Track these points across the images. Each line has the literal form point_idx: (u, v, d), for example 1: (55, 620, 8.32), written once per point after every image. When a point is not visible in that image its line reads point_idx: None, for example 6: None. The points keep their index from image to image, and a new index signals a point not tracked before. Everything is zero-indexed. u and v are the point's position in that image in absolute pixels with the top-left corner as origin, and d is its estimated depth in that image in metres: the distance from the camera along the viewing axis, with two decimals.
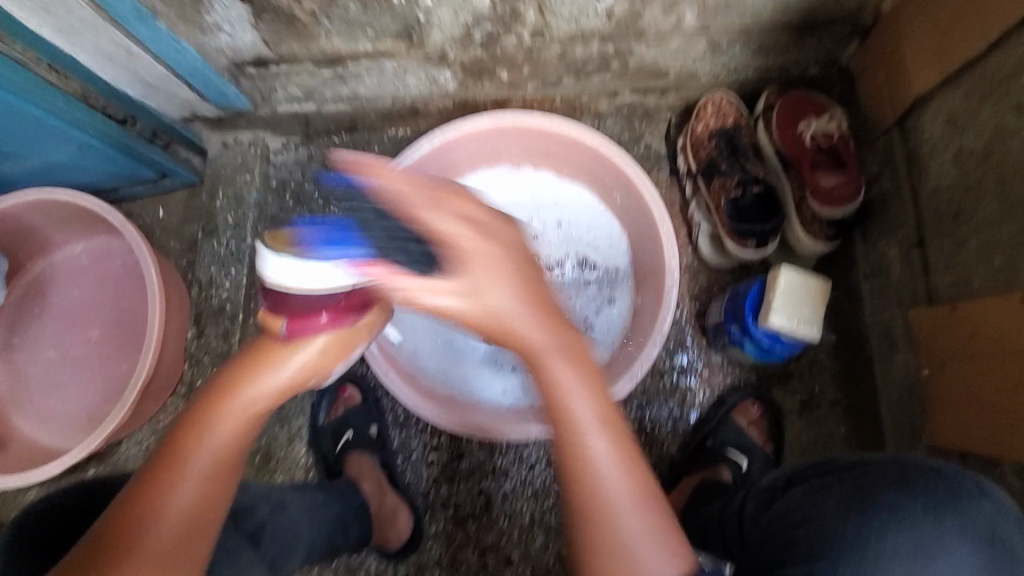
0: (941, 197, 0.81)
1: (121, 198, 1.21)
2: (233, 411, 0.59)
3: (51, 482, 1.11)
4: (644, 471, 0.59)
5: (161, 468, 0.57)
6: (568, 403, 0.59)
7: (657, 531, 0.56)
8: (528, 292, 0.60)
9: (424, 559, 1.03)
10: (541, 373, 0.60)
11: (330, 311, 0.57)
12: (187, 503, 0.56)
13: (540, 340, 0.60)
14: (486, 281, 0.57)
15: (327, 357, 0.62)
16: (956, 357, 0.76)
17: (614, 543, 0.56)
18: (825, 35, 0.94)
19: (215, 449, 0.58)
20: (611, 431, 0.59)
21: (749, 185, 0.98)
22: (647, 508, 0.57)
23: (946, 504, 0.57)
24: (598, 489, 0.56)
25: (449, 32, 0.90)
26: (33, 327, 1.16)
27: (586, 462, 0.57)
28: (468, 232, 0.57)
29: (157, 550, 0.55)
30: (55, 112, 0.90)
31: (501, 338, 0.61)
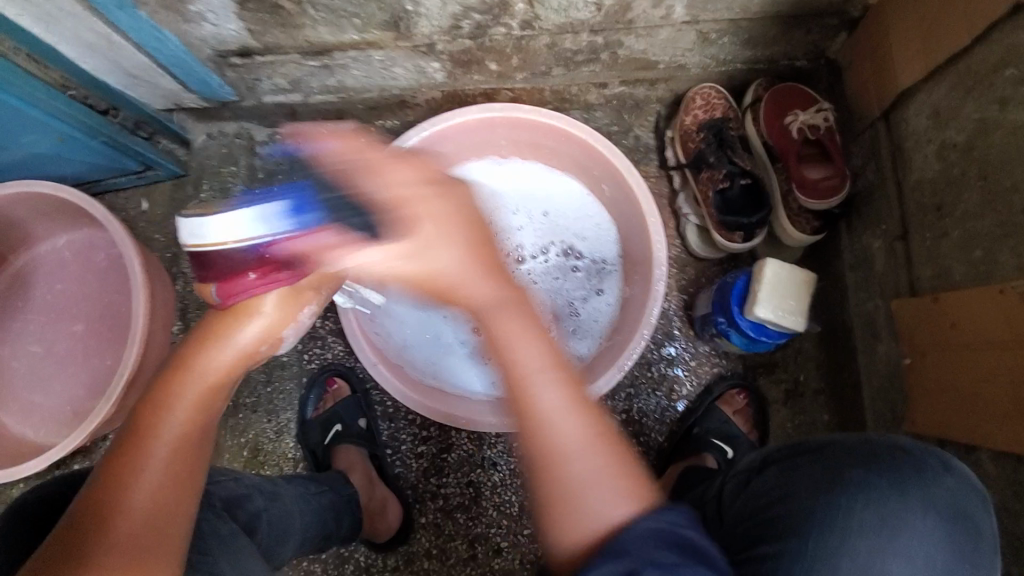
0: (924, 189, 0.82)
1: (104, 190, 1.19)
2: (192, 384, 0.60)
3: (37, 477, 1.10)
4: (596, 416, 0.60)
5: (119, 452, 0.57)
6: (513, 355, 0.60)
7: (612, 473, 0.56)
8: (472, 248, 0.63)
9: (414, 550, 1.04)
10: (494, 327, 0.62)
11: (257, 270, 0.56)
12: (155, 478, 0.56)
13: (478, 297, 0.63)
14: (438, 241, 0.61)
15: (277, 322, 0.62)
16: (937, 347, 0.78)
17: (567, 490, 0.56)
18: (813, 27, 0.95)
19: (179, 421, 0.59)
20: (562, 377, 0.60)
21: (737, 177, 0.98)
22: (600, 453, 0.57)
23: (910, 479, 0.59)
24: (546, 438, 0.57)
25: (437, 22, 0.90)
26: (16, 321, 1.14)
27: (531, 409, 0.59)
28: (418, 197, 0.61)
29: (133, 530, 0.54)
30: (34, 103, 0.88)
31: (446, 294, 0.64)
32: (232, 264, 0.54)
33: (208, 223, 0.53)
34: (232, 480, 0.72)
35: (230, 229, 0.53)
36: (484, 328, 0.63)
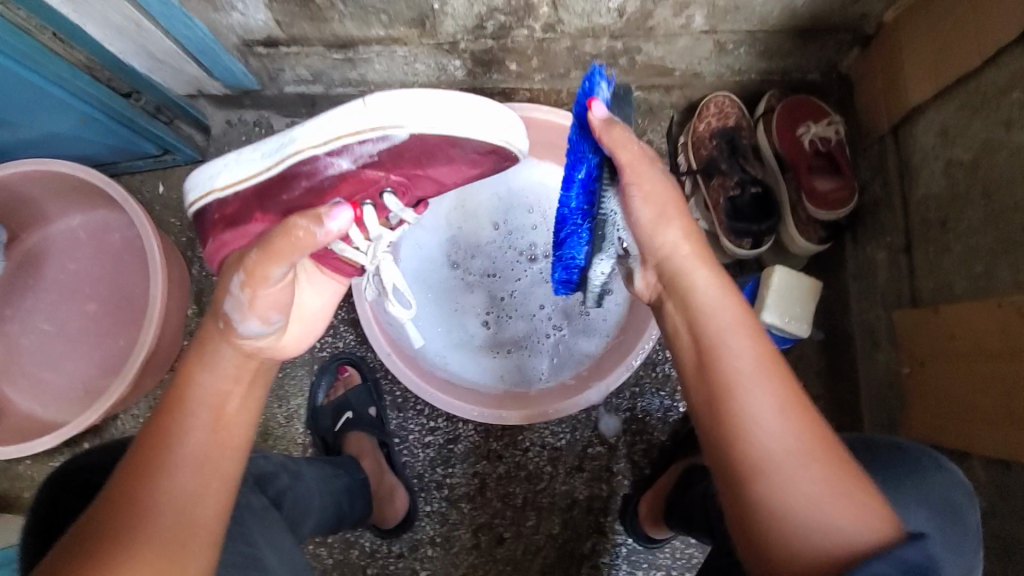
0: (930, 204, 0.85)
1: (121, 172, 1.20)
2: (206, 393, 0.61)
3: (46, 455, 1.12)
4: (807, 415, 0.55)
5: (150, 445, 0.57)
6: (725, 348, 0.59)
7: (827, 485, 0.52)
8: (694, 237, 0.64)
9: (419, 537, 1.06)
10: (691, 301, 0.62)
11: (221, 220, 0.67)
12: (185, 473, 0.57)
13: (703, 280, 0.62)
14: (664, 217, 0.63)
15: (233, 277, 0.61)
16: (935, 357, 0.81)
17: (778, 487, 0.52)
18: (827, 42, 0.97)
19: (203, 420, 0.60)
20: (772, 376, 0.57)
21: (748, 185, 1.01)
22: (817, 450, 0.53)
23: (903, 475, 0.63)
24: (768, 447, 0.54)
25: (462, 22, 0.92)
26: (29, 299, 1.15)
27: (740, 405, 0.56)
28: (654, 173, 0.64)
29: (166, 519, 0.55)
30: (57, 81, 0.90)
31: (673, 282, 0.64)
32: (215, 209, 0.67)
33: (207, 174, 0.68)
34: (260, 458, 0.75)
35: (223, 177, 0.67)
36: (688, 309, 0.63)
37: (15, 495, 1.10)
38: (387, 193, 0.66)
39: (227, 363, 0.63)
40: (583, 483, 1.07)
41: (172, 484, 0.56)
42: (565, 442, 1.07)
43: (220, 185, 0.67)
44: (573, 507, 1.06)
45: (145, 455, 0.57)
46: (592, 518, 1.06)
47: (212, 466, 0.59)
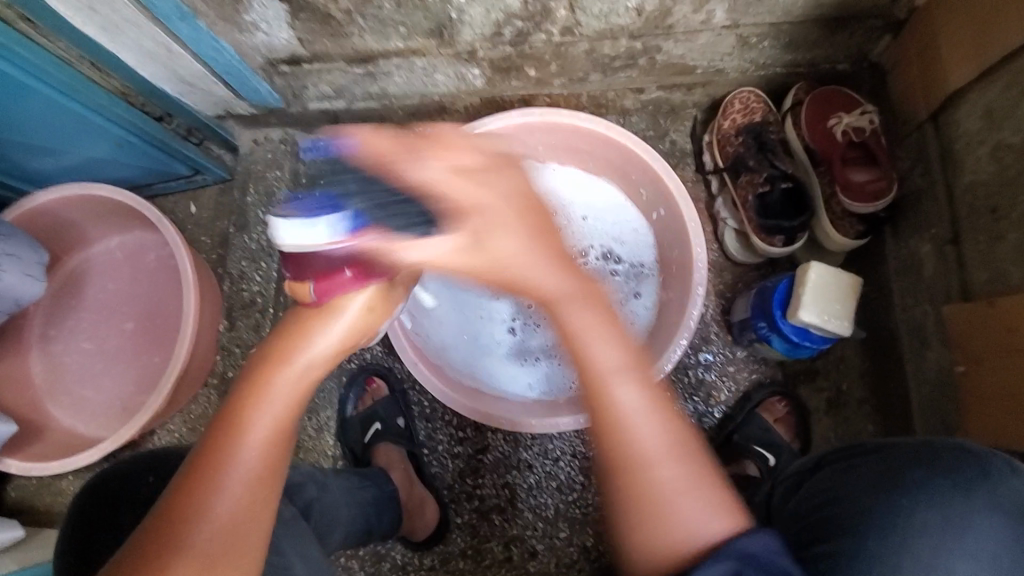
0: (980, 191, 0.80)
1: (155, 194, 1.24)
2: (288, 376, 0.56)
3: (86, 471, 1.14)
4: (681, 427, 0.56)
5: (202, 471, 0.54)
6: (587, 345, 0.57)
7: (698, 482, 0.54)
8: (538, 236, 0.59)
9: (449, 550, 1.04)
10: (557, 316, 0.59)
11: (353, 267, 0.53)
12: (229, 506, 0.53)
13: (553, 289, 0.59)
14: (495, 225, 0.57)
15: (372, 316, 0.59)
16: (993, 353, 0.76)
17: (654, 494, 0.53)
18: (856, 31, 0.94)
19: (255, 448, 0.55)
20: (657, 413, 0.56)
21: (778, 180, 0.98)
22: (685, 460, 0.55)
23: (975, 479, 0.58)
24: (635, 443, 0.54)
25: (480, 30, 0.92)
26: (70, 319, 1.19)
27: (614, 412, 0.55)
28: (478, 178, 0.58)
29: (206, 546, 0.52)
30: (97, 109, 0.94)
31: (512, 286, 0.60)
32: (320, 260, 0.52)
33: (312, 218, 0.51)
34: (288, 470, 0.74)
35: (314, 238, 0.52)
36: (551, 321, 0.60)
37: (57, 511, 1.13)
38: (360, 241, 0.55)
39: (297, 376, 0.57)
40: None
41: (213, 516, 0.53)
42: None
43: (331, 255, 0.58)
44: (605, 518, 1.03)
45: (196, 478, 0.53)
46: None
47: (254, 499, 0.55)
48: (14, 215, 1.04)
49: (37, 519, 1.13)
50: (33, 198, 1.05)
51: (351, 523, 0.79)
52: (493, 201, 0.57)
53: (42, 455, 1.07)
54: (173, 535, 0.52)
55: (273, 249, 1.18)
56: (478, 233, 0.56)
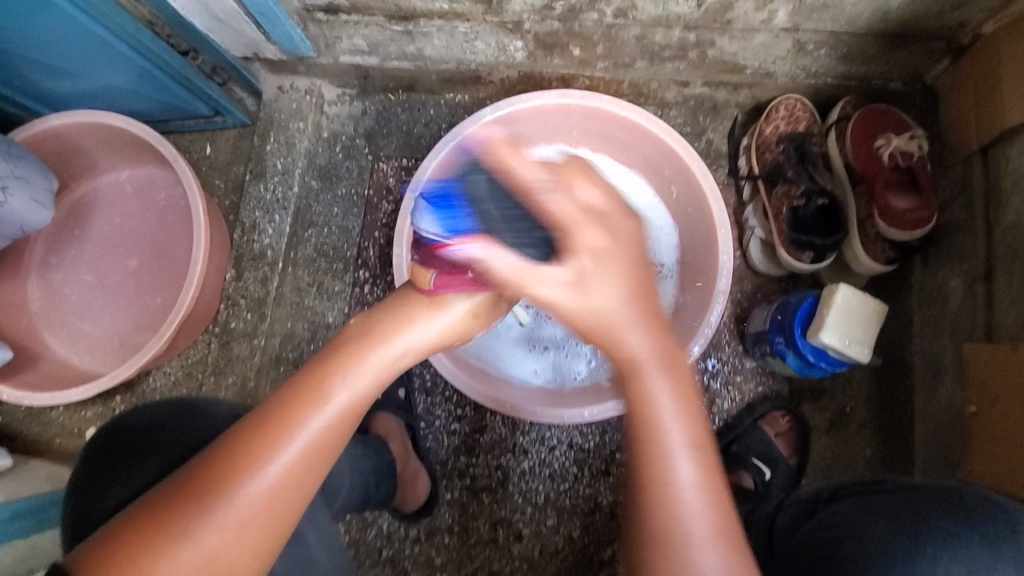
0: (1021, 233, 0.78)
1: (171, 130, 1.20)
2: (376, 359, 0.55)
3: (77, 404, 1.13)
4: (731, 513, 0.53)
5: (270, 419, 0.53)
6: (648, 395, 0.55)
7: (737, 573, 0.51)
8: (634, 292, 0.56)
9: (436, 524, 1.05)
10: (626, 367, 0.56)
11: (475, 269, 0.56)
12: (280, 472, 0.52)
13: (639, 352, 0.56)
14: (597, 273, 0.55)
15: (470, 322, 0.60)
16: (1008, 398, 0.76)
17: (688, 574, 0.50)
18: (917, 50, 0.91)
19: (322, 418, 0.53)
20: (708, 492, 0.53)
21: (814, 195, 0.96)
22: (728, 549, 0.52)
23: (1001, 533, 0.57)
24: (673, 516, 0.52)
25: (530, 1, 0.88)
26: (73, 249, 1.16)
27: (665, 488, 0.53)
28: (597, 227, 0.56)
29: (238, 510, 0.51)
30: (122, 36, 0.90)
31: (604, 344, 0.57)
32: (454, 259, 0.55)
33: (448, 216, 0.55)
34: None
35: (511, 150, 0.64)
36: (625, 384, 0.57)
37: (46, 441, 1.12)
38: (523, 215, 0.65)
39: (386, 365, 0.56)
40: (608, 488, 1.04)
41: (261, 476, 0.51)
42: (593, 444, 1.05)
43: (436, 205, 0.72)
44: (594, 511, 1.04)
45: (257, 431, 0.52)
46: (614, 525, 1.03)
47: (300, 476, 0.53)
48: (24, 134, 1.00)
49: (23, 447, 1.12)
50: (46, 120, 1.01)
51: (346, 492, 0.79)
52: (607, 247, 0.55)
53: (35, 384, 1.05)
54: (216, 484, 0.51)
55: (288, 202, 1.14)
56: (582, 276, 0.55)
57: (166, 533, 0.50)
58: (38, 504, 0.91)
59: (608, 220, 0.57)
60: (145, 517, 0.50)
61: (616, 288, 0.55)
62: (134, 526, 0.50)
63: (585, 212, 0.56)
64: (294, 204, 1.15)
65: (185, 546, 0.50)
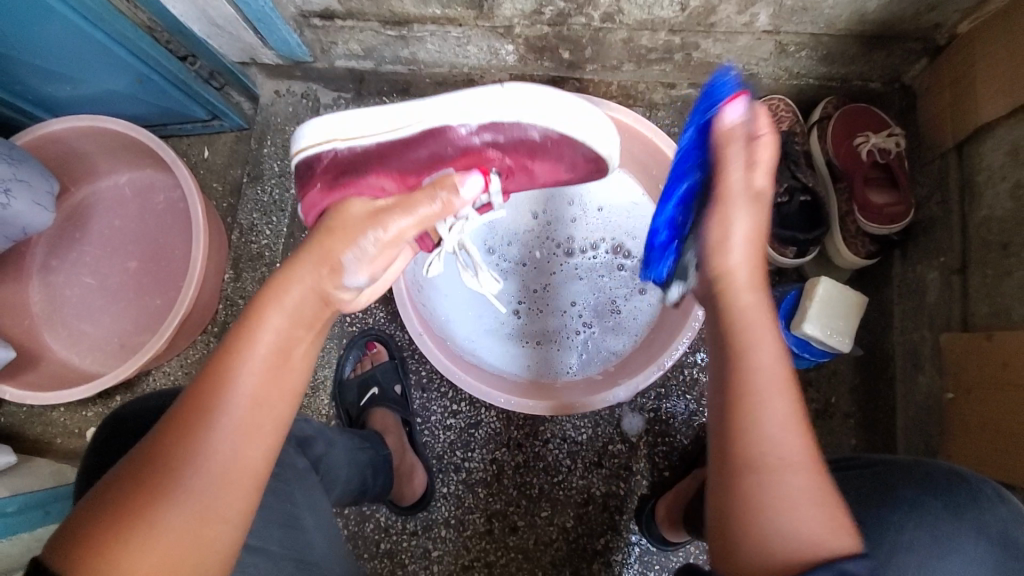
0: (993, 226, 0.82)
1: (169, 134, 1.22)
2: (273, 326, 0.57)
3: (78, 404, 1.14)
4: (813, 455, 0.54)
5: (192, 409, 0.52)
6: (752, 354, 0.56)
7: (812, 498, 0.51)
8: (755, 232, 0.58)
9: (433, 518, 1.07)
10: (734, 330, 0.57)
11: (328, 173, 0.66)
12: (223, 445, 0.52)
13: (765, 348, 0.55)
14: (738, 215, 0.58)
15: (355, 253, 0.61)
16: (984, 385, 0.79)
17: (768, 493, 0.52)
18: (894, 51, 0.94)
19: (263, 360, 0.56)
20: (791, 420, 0.54)
21: (796, 192, 0.97)
22: (811, 475, 0.52)
23: (964, 503, 0.61)
24: (756, 438, 0.53)
25: (520, 6, 0.90)
26: (72, 252, 1.18)
27: (757, 413, 0.54)
28: (756, 176, 0.58)
29: (190, 494, 0.50)
30: (121, 41, 0.92)
31: (711, 275, 0.59)
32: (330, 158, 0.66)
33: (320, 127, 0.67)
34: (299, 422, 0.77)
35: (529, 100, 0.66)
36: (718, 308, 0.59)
37: (47, 440, 1.14)
38: (495, 174, 0.68)
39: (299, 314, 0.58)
40: (601, 480, 1.06)
41: (225, 426, 0.53)
42: (586, 437, 1.07)
43: (314, 145, 0.67)
44: (588, 503, 1.06)
45: (207, 389, 0.53)
46: (606, 516, 1.06)
47: (264, 421, 0.55)
48: (23, 139, 1.02)
49: (25, 446, 1.13)
50: (45, 124, 1.03)
51: (343, 484, 0.81)
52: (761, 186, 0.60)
53: (36, 384, 1.07)
54: (181, 443, 0.51)
55: (286, 204, 1.17)
56: (730, 210, 0.58)
57: (145, 504, 0.49)
58: (41, 497, 0.92)
59: (762, 195, 0.59)
60: (111, 498, 0.49)
61: (745, 230, 0.58)
62: (103, 505, 0.49)
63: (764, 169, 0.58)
64: (291, 206, 1.17)
65: (170, 505, 0.50)
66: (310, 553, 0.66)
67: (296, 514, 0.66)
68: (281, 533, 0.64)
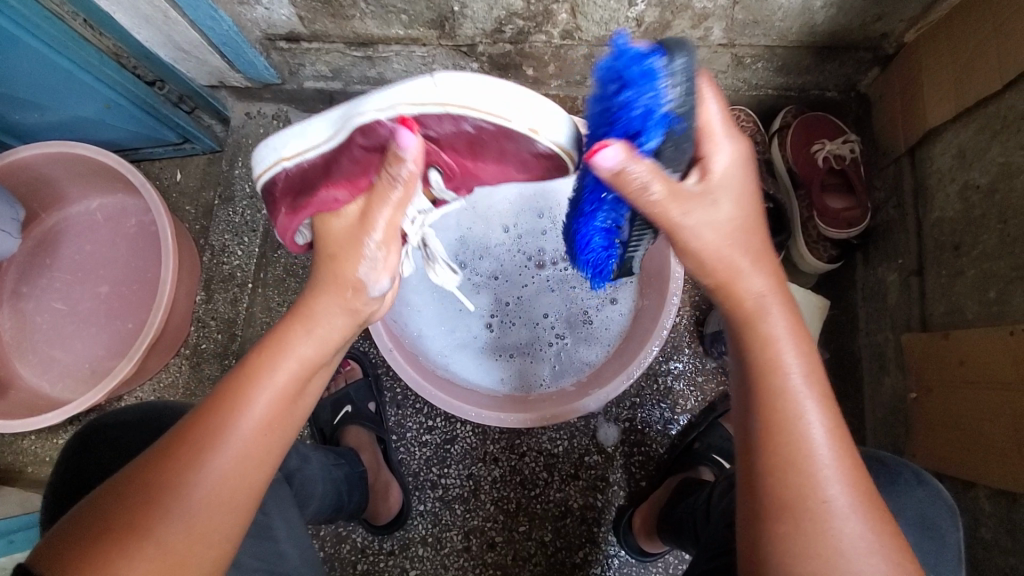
0: (944, 227, 0.84)
1: (141, 158, 1.22)
2: (304, 323, 0.57)
3: (49, 432, 1.13)
4: (871, 496, 0.50)
5: (222, 401, 0.53)
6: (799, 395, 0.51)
7: (870, 535, 0.48)
8: (749, 228, 0.56)
9: (410, 536, 1.06)
10: (772, 356, 0.53)
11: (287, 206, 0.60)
12: (244, 444, 0.52)
13: (795, 364, 0.52)
14: (707, 206, 0.54)
15: (348, 265, 0.59)
16: (944, 383, 0.80)
17: (814, 517, 0.48)
18: (847, 60, 0.97)
19: (297, 354, 0.56)
20: (843, 452, 0.51)
21: (759, 200, 0.99)
22: (862, 506, 0.49)
23: (882, 486, 0.65)
24: (810, 461, 0.49)
25: (481, 25, 0.92)
26: (43, 278, 1.17)
27: (802, 436, 0.50)
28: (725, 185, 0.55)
29: (205, 489, 0.50)
30: (87, 68, 0.93)
31: (722, 288, 0.56)
32: (282, 181, 0.58)
33: (268, 149, 0.57)
34: None
35: (466, 101, 0.51)
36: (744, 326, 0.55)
37: (18, 469, 1.12)
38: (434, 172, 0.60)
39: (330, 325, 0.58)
40: (578, 492, 1.06)
41: (239, 432, 0.52)
42: (562, 449, 1.07)
43: (265, 169, 0.58)
44: (565, 516, 1.05)
45: (224, 390, 0.54)
46: (585, 528, 1.05)
47: (276, 433, 0.55)
48: None
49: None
50: (13, 151, 1.02)
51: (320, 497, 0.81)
52: (731, 194, 0.55)
53: (6, 412, 1.05)
54: (203, 437, 0.51)
55: (257, 224, 1.17)
56: (690, 226, 0.54)
57: (150, 506, 0.49)
58: (3, 526, 0.93)
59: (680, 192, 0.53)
60: (116, 497, 0.49)
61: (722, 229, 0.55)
62: (108, 508, 0.49)
63: (724, 175, 0.55)
64: (263, 226, 1.18)
65: (176, 510, 0.49)
66: (279, 564, 0.66)
67: (270, 524, 0.66)
68: (247, 543, 0.63)
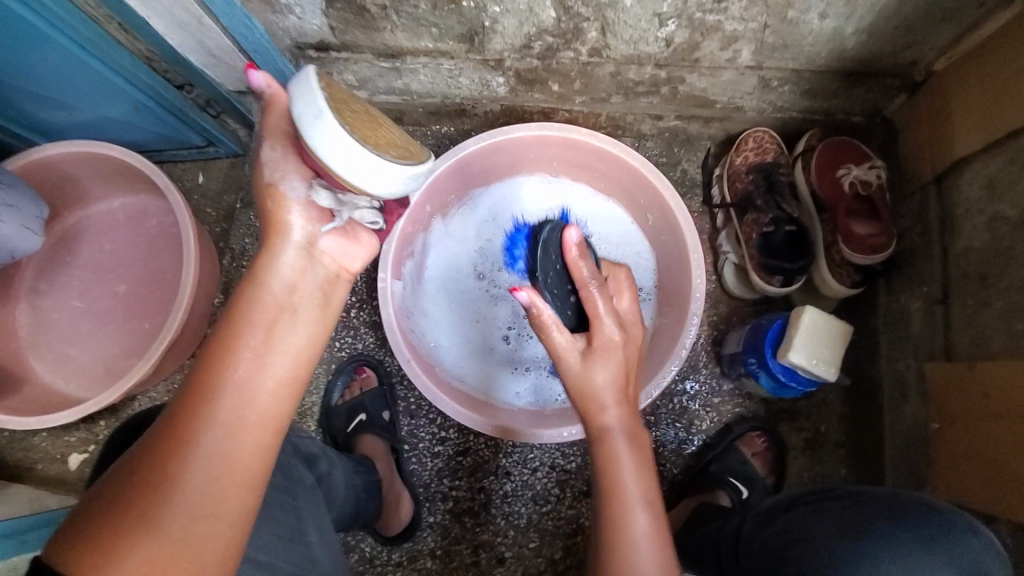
0: (972, 257, 0.83)
1: (164, 159, 1.23)
2: (258, 316, 0.58)
3: (61, 429, 1.13)
4: (650, 472, 0.66)
5: (178, 418, 0.52)
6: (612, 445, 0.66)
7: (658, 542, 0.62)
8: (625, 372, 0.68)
9: (418, 548, 1.05)
10: (593, 419, 0.67)
11: None
12: (205, 461, 0.51)
13: (614, 420, 0.66)
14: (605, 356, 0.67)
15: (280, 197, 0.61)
16: (970, 415, 0.79)
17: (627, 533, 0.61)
18: (874, 86, 0.97)
19: (249, 353, 0.56)
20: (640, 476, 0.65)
21: (783, 223, 0.99)
22: (651, 511, 0.63)
23: (936, 536, 0.60)
24: (614, 475, 0.64)
25: (510, 40, 0.92)
26: (63, 275, 1.17)
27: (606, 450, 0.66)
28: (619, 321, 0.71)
29: (172, 516, 0.49)
30: (118, 70, 0.94)
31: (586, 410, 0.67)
32: None
33: None
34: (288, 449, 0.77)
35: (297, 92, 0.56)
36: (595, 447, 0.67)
37: (27, 466, 1.11)
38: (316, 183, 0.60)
39: (282, 286, 0.61)
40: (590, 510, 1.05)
41: (220, 413, 0.53)
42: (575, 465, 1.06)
43: None
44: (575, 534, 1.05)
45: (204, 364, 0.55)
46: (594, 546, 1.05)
47: (251, 411, 0.54)
48: (17, 163, 1.02)
49: (5, 472, 1.12)
50: (40, 150, 1.03)
51: (340, 504, 0.81)
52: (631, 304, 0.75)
53: (20, 409, 1.06)
54: (167, 455, 0.50)
55: None
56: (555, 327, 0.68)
57: (145, 498, 0.49)
58: (15, 525, 0.91)
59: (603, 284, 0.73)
60: (104, 503, 0.48)
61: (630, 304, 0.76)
62: (93, 524, 0.47)
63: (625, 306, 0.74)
64: None
65: (172, 502, 0.49)
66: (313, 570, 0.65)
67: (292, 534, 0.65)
68: (286, 546, 0.63)
